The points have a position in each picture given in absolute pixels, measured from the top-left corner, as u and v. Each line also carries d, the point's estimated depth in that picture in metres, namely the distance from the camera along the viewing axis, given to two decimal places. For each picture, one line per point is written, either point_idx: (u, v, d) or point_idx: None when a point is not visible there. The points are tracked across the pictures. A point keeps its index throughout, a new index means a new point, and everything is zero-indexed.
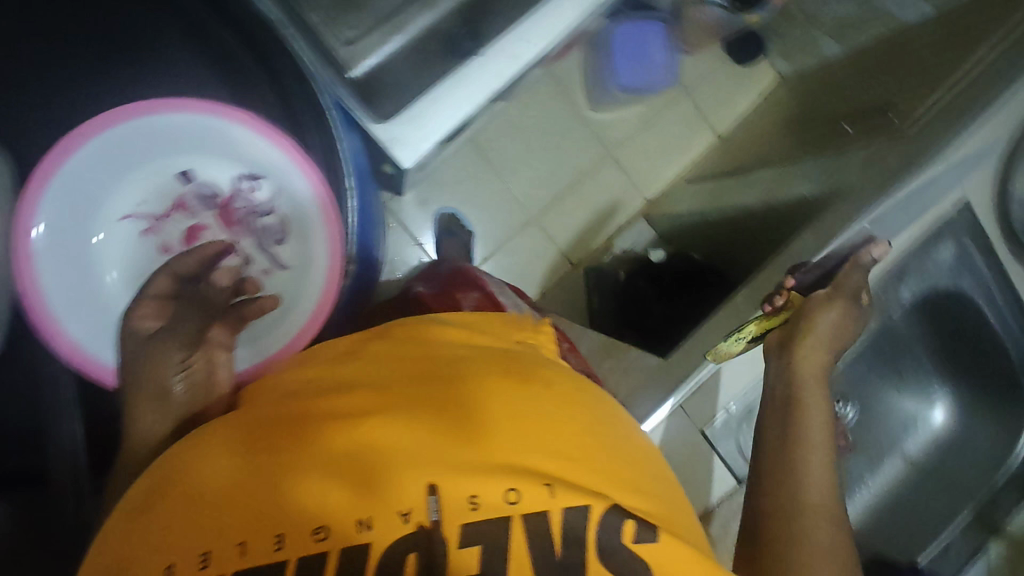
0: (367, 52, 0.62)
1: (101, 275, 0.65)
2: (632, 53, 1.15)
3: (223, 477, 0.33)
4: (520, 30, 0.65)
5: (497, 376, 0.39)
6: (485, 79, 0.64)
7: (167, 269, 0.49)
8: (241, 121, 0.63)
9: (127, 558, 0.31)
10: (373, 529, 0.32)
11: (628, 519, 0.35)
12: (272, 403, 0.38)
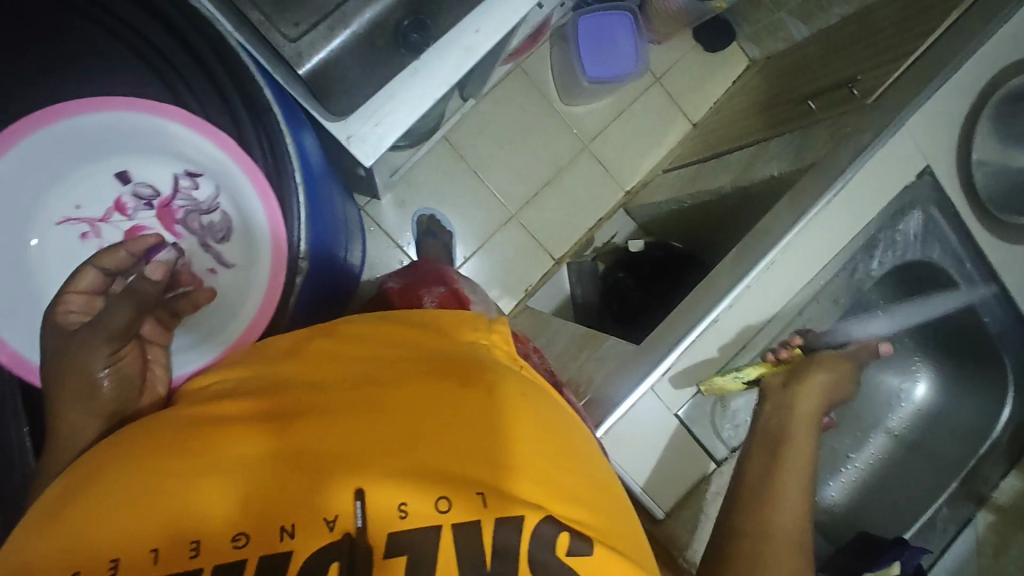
0: (314, 49, 0.57)
1: (39, 280, 0.62)
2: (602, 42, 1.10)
3: (140, 482, 0.32)
4: (475, 19, 0.63)
5: (438, 377, 0.38)
6: (443, 71, 0.62)
7: (95, 265, 0.50)
8: (175, 116, 0.60)
9: (31, 555, 0.30)
10: (295, 538, 0.32)
11: (564, 530, 0.34)
12: (207, 405, 0.38)
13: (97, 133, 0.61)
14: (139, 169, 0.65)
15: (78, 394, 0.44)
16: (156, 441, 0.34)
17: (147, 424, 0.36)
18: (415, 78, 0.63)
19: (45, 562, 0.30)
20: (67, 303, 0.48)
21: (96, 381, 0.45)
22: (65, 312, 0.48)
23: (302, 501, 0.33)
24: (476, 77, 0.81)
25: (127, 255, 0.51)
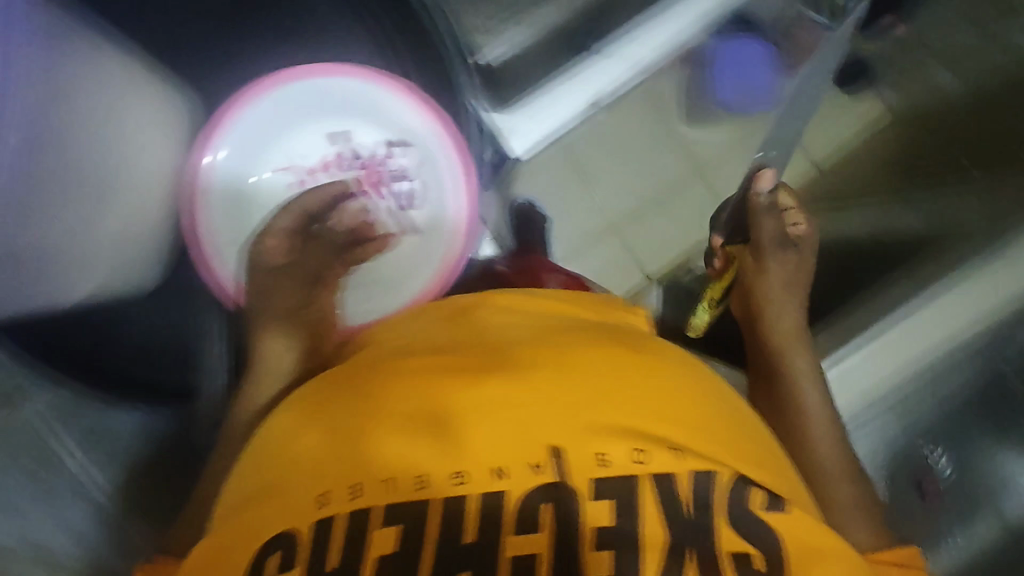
0: (496, 42, 0.66)
1: (247, 218, 0.69)
2: (739, 78, 0.94)
3: (361, 422, 0.37)
4: (643, 32, 0.68)
5: (608, 348, 0.41)
6: (601, 80, 0.68)
7: None
8: (407, 95, 0.68)
9: (286, 481, 0.37)
10: (507, 478, 0.35)
11: (755, 489, 0.37)
12: (393, 359, 0.42)
13: (332, 96, 0.69)
14: (359, 133, 0.71)
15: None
16: (365, 388, 0.39)
17: (348, 374, 0.41)
18: (575, 82, 0.68)
19: (297, 483, 0.37)
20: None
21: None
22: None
23: (493, 445, 0.36)
24: None
25: None
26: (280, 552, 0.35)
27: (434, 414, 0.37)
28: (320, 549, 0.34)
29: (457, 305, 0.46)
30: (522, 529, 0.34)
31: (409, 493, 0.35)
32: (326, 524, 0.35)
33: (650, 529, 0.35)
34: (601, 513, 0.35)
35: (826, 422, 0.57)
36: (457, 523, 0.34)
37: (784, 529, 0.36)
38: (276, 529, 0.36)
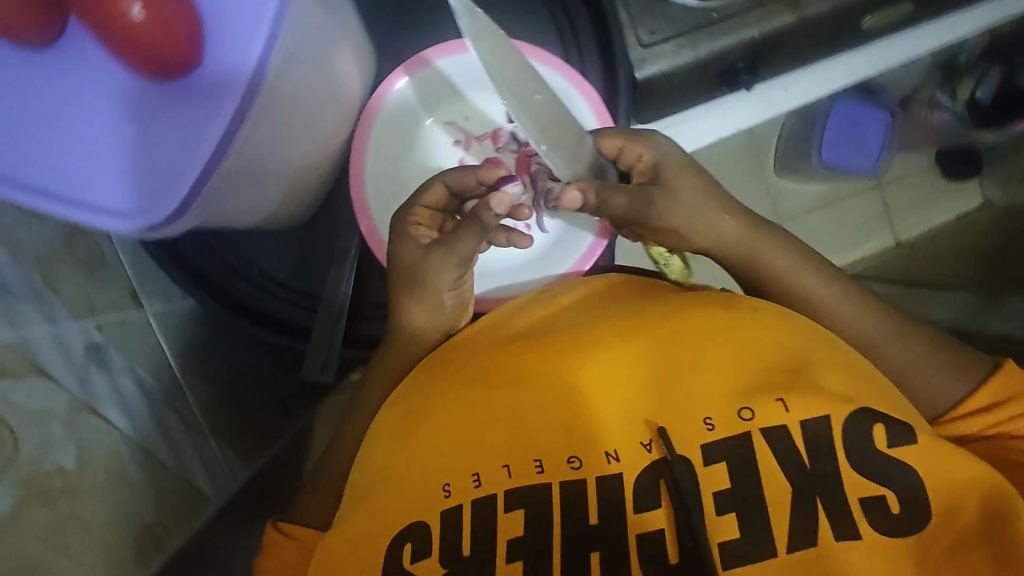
0: (659, 57, 0.68)
1: (405, 170, 0.59)
2: (851, 147, 0.88)
3: (463, 411, 0.39)
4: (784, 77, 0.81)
5: (703, 307, 0.40)
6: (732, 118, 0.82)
7: (441, 180, 0.47)
8: (589, 95, 0.57)
9: (401, 473, 0.38)
10: (620, 460, 0.37)
11: (878, 425, 0.36)
12: (483, 345, 0.43)
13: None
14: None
15: (444, 280, 0.44)
16: (461, 376, 0.41)
17: (442, 360, 0.43)
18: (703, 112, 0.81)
19: (413, 476, 0.38)
20: (417, 214, 0.47)
21: (454, 267, 0.44)
22: (413, 224, 0.46)
23: (600, 427, 0.38)
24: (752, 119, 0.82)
25: (474, 180, 0.47)
26: (412, 541, 0.36)
27: (536, 399, 0.39)
28: (452, 534, 0.36)
29: (549, 290, 0.49)
30: (640, 506, 0.36)
31: (527, 478, 0.37)
32: (455, 511, 0.37)
33: (774, 487, 0.35)
34: (718, 477, 0.36)
35: (903, 342, 0.49)
36: (580, 504, 0.36)
37: (917, 461, 0.36)
38: (406, 519, 0.37)
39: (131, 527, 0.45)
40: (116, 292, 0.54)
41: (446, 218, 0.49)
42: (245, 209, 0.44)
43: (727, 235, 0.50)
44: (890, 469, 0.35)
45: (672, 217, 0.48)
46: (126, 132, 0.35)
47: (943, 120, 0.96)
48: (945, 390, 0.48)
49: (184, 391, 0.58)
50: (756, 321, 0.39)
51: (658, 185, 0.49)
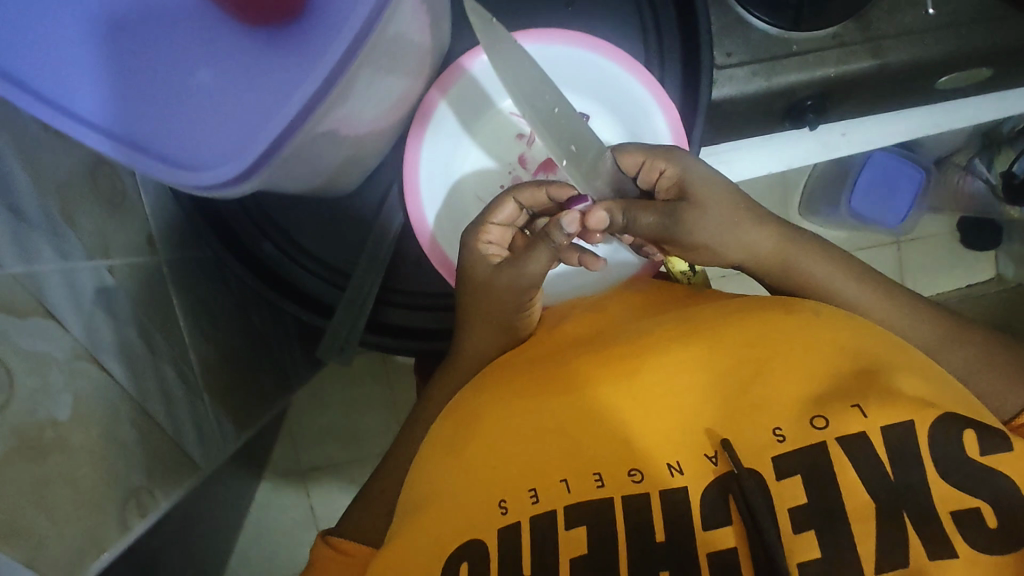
0: (728, 81, 0.65)
1: (462, 157, 0.60)
2: (879, 201, 0.91)
3: (518, 424, 0.42)
4: (856, 121, 0.74)
5: (759, 321, 0.42)
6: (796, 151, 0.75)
7: (514, 196, 0.52)
8: (669, 112, 0.56)
9: (460, 486, 0.41)
10: (686, 474, 0.38)
11: (966, 430, 0.35)
12: (536, 360, 0.46)
13: (583, 78, 0.58)
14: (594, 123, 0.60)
15: (513, 294, 0.48)
16: (515, 388, 0.44)
17: (497, 372, 0.47)
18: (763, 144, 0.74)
19: (474, 487, 0.41)
20: (489, 232, 0.51)
21: (525, 284, 0.47)
22: (485, 241, 0.51)
23: (658, 444, 0.39)
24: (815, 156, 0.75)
25: (546, 196, 0.52)
26: (468, 560, 0.38)
27: (587, 416, 0.41)
28: (511, 548, 0.38)
29: (602, 306, 0.51)
30: (710, 524, 0.36)
31: (589, 490, 0.39)
32: (512, 526, 0.39)
33: (853, 501, 0.35)
34: (794, 491, 0.36)
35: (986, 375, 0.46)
36: (646, 517, 0.37)
37: (1011, 470, 0.34)
38: (461, 535, 0.39)
39: (120, 486, 0.42)
40: (134, 234, 0.51)
41: (515, 232, 0.53)
42: (298, 176, 0.41)
43: (760, 248, 0.50)
44: (981, 482, 0.34)
45: (699, 234, 0.47)
46: (235, 95, 0.32)
47: (976, 188, 0.94)
48: (1009, 397, 0.46)
49: (187, 350, 0.54)
50: (811, 331, 0.40)
51: (687, 201, 0.48)
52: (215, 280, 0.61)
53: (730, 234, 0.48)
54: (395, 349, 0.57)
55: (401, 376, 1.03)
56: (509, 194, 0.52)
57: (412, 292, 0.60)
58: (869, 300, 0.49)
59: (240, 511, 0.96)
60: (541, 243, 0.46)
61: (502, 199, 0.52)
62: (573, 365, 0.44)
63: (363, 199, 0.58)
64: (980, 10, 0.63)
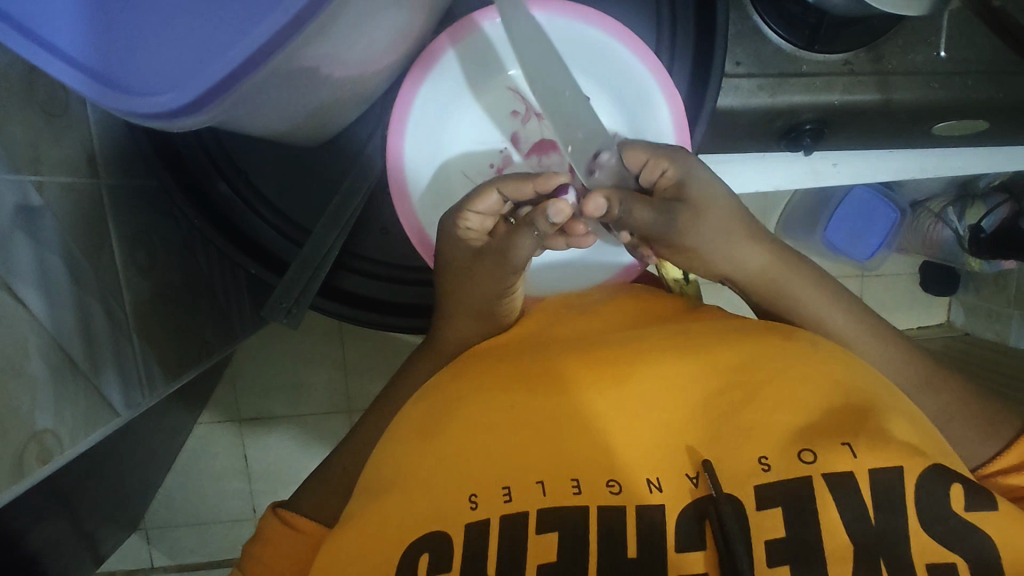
0: (731, 91, 0.63)
1: (450, 125, 0.56)
2: (854, 233, 0.91)
3: (495, 418, 0.41)
4: (856, 152, 0.73)
5: (753, 345, 0.41)
6: (791, 172, 0.72)
7: (497, 186, 0.47)
8: (674, 101, 0.54)
9: (429, 478, 0.39)
10: (664, 493, 0.37)
11: (955, 485, 0.35)
12: (521, 354, 0.45)
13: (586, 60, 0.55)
14: (595, 108, 0.57)
15: (497, 277, 0.47)
16: (495, 379, 0.43)
17: (477, 363, 0.45)
18: (756, 160, 0.72)
19: (441, 480, 0.39)
20: (467, 219, 0.48)
21: (508, 269, 0.46)
22: (464, 228, 0.48)
23: (639, 458, 0.38)
24: (812, 179, 0.73)
25: (531, 191, 0.47)
26: (429, 551, 0.37)
27: (567, 419, 0.40)
28: (477, 546, 0.37)
29: (592, 310, 0.49)
30: (683, 546, 0.35)
31: (564, 497, 0.37)
32: (481, 523, 0.38)
33: (832, 542, 0.34)
34: (773, 523, 0.35)
35: (948, 426, 0.47)
36: (620, 532, 0.36)
37: (993, 529, 0.34)
38: (425, 527, 0.38)
39: (22, 426, 0.38)
40: (73, 151, 0.47)
41: (498, 220, 0.49)
42: (264, 116, 0.37)
43: (750, 266, 0.49)
44: (960, 537, 0.34)
45: (693, 236, 0.47)
46: (194, 13, 0.29)
47: (945, 237, 0.95)
48: (979, 447, 0.46)
49: (120, 284, 0.50)
50: (807, 362, 0.39)
51: (683, 203, 0.46)
52: (162, 213, 0.59)
53: (722, 242, 0.48)
54: (351, 318, 0.54)
55: (357, 337, 0.99)
56: (492, 183, 0.47)
57: (375, 260, 0.57)
58: (853, 333, 0.48)
59: (169, 453, 0.92)
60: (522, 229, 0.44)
61: (484, 188, 0.47)
62: (556, 362, 0.42)
63: (333, 150, 0.55)
64: (990, 61, 0.63)
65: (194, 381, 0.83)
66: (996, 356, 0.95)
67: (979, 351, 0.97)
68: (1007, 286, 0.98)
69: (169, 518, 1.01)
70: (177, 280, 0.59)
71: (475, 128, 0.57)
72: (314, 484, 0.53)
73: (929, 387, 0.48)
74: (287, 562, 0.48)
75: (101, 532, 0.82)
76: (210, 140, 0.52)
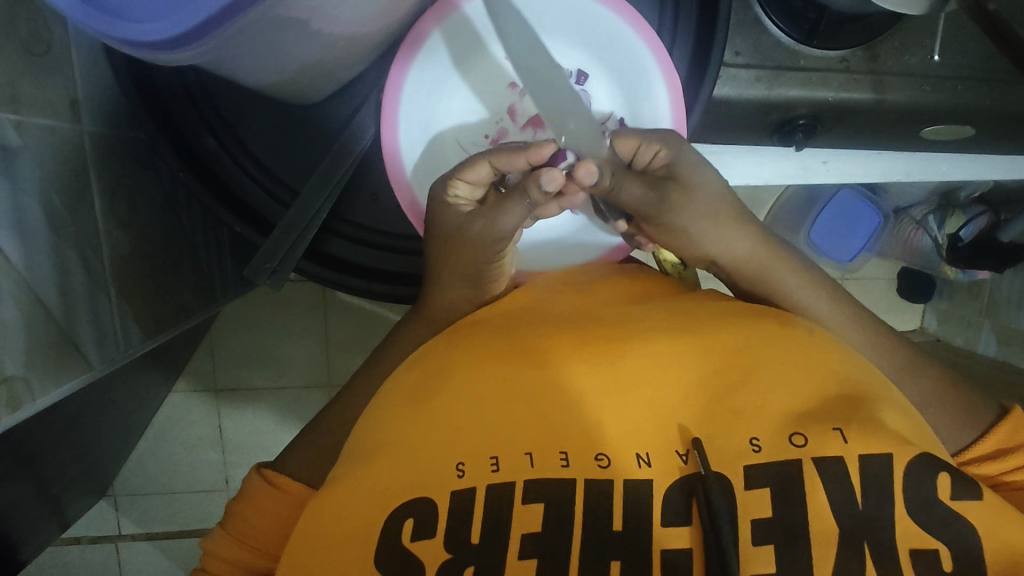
0: (729, 81, 0.63)
1: (446, 94, 0.55)
2: (838, 234, 0.93)
3: (483, 388, 0.41)
4: (850, 150, 0.73)
5: (748, 329, 0.41)
6: (782, 167, 0.73)
7: (490, 159, 0.48)
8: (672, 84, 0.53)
9: (417, 443, 0.39)
10: (652, 469, 0.37)
11: (942, 474, 0.35)
12: (515, 326, 0.44)
13: (589, 34, 0.55)
14: (594, 85, 0.57)
15: (484, 245, 0.47)
16: (485, 350, 0.43)
17: (467, 334, 0.45)
18: (748, 154, 0.72)
19: (427, 446, 0.39)
20: (457, 188, 0.49)
21: (495, 237, 0.47)
22: (453, 196, 0.49)
23: (629, 433, 0.38)
24: (804, 176, 0.74)
25: (524, 165, 0.47)
26: (414, 516, 0.38)
27: (555, 393, 0.40)
28: (462, 512, 0.37)
29: (589, 288, 0.49)
30: (668, 521, 0.36)
31: (551, 470, 0.38)
32: (468, 492, 0.38)
33: (818, 523, 0.35)
34: (760, 503, 0.35)
35: (928, 417, 0.48)
36: (606, 503, 0.37)
37: (975, 517, 0.35)
38: (411, 493, 0.38)
39: None
40: (54, 94, 0.46)
41: (488, 190, 0.50)
42: (252, 66, 0.38)
43: (738, 249, 0.49)
44: (945, 525, 0.35)
45: (683, 214, 0.47)
46: None
47: (924, 244, 0.97)
48: (954, 434, 0.47)
49: (99, 237, 0.49)
50: (799, 349, 0.40)
51: (674, 181, 0.47)
52: (146, 168, 0.58)
53: (710, 224, 0.48)
54: (336, 283, 0.53)
55: (340, 311, 0.98)
56: (484, 155, 0.48)
57: (360, 225, 0.57)
58: (838, 320, 0.49)
59: (142, 418, 0.91)
60: (512, 198, 0.45)
61: (476, 159, 0.48)
62: (547, 336, 0.42)
63: (324, 110, 0.54)
64: (982, 68, 0.63)
65: (171, 346, 0.82)
66: (968, 360, 0.98)
67: (951, 355, 1.00)
68: (981, 292, 1.01)
69: (140, 485, 1.00)
70: (157, 238, 0.58)
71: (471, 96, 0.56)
72: (298, 449, 0.52)
73: (910, 375, 0.49)
74: (266, 521, 0.48)
75: (69, 495, 0.80)
76: (198, 94, 0.51)
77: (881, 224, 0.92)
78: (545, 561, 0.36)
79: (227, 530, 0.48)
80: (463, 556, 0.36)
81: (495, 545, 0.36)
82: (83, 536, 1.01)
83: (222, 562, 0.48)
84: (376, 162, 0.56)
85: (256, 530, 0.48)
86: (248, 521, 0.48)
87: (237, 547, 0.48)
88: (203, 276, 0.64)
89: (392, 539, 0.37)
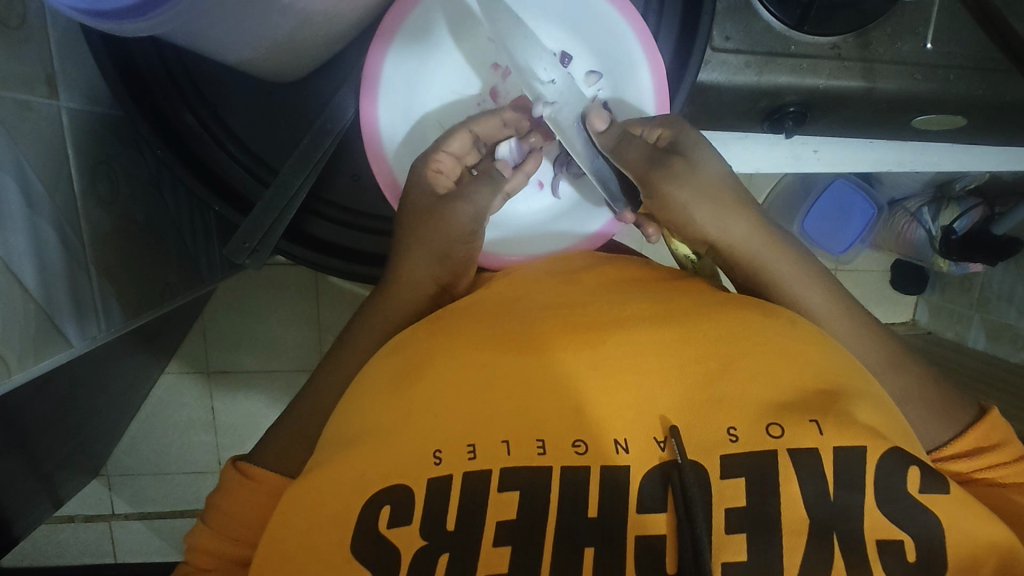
0: (719, 67, 0.62)
1: (427, 78, 0.56)
2: (830, 226, 0.93)
3: (463, 370, 0.40)
4: (843, 141, 0.73)
5: (725, 314, 0.41)
6: (773, 156, 0.72)
7: (469, 128, 0.55)
8: (656, 71, 0.53)
9: (396, 431, 0.39)
10: (630, 457, 0.37)
11: (912, 467, 0.36)
12: (502, 312, 0.44)
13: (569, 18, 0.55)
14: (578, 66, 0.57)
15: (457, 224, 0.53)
16: (468, 333, 0.43)
17: (450, 320, 0.45)
18: (738, 143, 0.72)
19: (406, 431, 0.39)
20: (441, 161, 0.54)
21: (470, 215, 0.53)
22: (436, 170, 0.54)
23: (607, 419, 0.38)
24: (798, 166, 0.73)
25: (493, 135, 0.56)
26: (391, 502, 0.38)
27: (535, 377, 0.39)
28: (438, 498, 0.38)
29: (574, 276, 0.49)
30: (644, 507, 0.36)
31: (529, 458, 0.38)
32: (445, 478, 0.38)
33: (791, 513, 0.35)
34: (735, 492, 0.36)
35: (913, 411, 0.48)
36: (582, 490, 0.37)
37: (941, 510, 0.36)
38: (387, 480, 0.38)
39: None
40: (30, 68, 0.45)
41: (462, 169, 0.56)
42: (226, 39, 0.38)
43: (733, 233, 0.50)
44: (912, 517, 0.35)
45: (677, 186, 0.50)
46: None
47: (918, 236, 0.95)
48: (932, 428, 0.48)
49: (77, 213, 0.49)
50: (782, 340, 0.39)
51: (678, 156, 0.51)
52: (129, 147, 0.58)
53: (708, 206, 0.50)
54: (313, 263, 0.53)
55: (329, 294, 0.97)
56: (464, 125, 0.55)
57: (341, 207, 0.56)
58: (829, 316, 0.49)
59: (134, 399, 0.91)
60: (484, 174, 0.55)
61: (455, 129, 0.55)
62: (534, 325, 0.42)
63: (306, 92, 0.54)
64: (976, 58, 0.63)
65: (162, 329, 0.82)
66: (959, 354, 0.98)
67: (944, 347, 1.01)
68: (971, 287, 1.01)
69: (132, 467, 1.01)
70: (140, 218, 0.58)
71: (456, 73, 0.57)
72: (276, 434, 0.52)
73: (892, 364, 0.48)
74: (246, 507, 0.48)
75: (61, 474, 0.81)
76: (177, 73, 0.51)
77: (874, 211, 0.92)
78: (519, 546, 0.36)
79: (212, 513, 0.49)
80: (440, 543, 0.37)
81: (471, 531, 0.37)
82: (77, 515, 1.02)
83: (206, 557, 0.47)
84: (358, 143, 0.56)
85: (235, 519, 0.48)
86: (227, 512, 0.48)
87: (218, 531, 0.48)
88: (187, 257, 0.64)
89: (368, 523, 0.37)
